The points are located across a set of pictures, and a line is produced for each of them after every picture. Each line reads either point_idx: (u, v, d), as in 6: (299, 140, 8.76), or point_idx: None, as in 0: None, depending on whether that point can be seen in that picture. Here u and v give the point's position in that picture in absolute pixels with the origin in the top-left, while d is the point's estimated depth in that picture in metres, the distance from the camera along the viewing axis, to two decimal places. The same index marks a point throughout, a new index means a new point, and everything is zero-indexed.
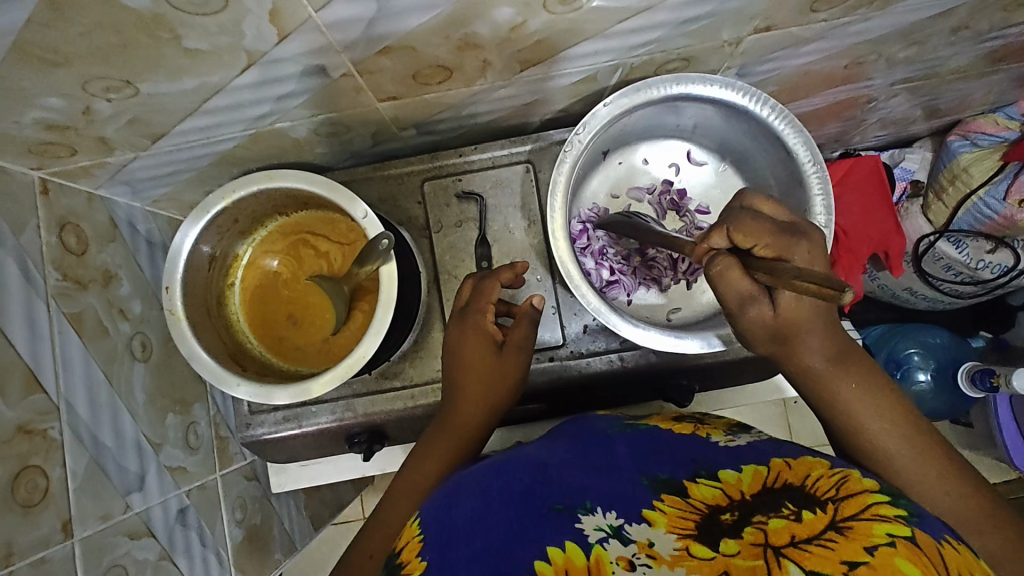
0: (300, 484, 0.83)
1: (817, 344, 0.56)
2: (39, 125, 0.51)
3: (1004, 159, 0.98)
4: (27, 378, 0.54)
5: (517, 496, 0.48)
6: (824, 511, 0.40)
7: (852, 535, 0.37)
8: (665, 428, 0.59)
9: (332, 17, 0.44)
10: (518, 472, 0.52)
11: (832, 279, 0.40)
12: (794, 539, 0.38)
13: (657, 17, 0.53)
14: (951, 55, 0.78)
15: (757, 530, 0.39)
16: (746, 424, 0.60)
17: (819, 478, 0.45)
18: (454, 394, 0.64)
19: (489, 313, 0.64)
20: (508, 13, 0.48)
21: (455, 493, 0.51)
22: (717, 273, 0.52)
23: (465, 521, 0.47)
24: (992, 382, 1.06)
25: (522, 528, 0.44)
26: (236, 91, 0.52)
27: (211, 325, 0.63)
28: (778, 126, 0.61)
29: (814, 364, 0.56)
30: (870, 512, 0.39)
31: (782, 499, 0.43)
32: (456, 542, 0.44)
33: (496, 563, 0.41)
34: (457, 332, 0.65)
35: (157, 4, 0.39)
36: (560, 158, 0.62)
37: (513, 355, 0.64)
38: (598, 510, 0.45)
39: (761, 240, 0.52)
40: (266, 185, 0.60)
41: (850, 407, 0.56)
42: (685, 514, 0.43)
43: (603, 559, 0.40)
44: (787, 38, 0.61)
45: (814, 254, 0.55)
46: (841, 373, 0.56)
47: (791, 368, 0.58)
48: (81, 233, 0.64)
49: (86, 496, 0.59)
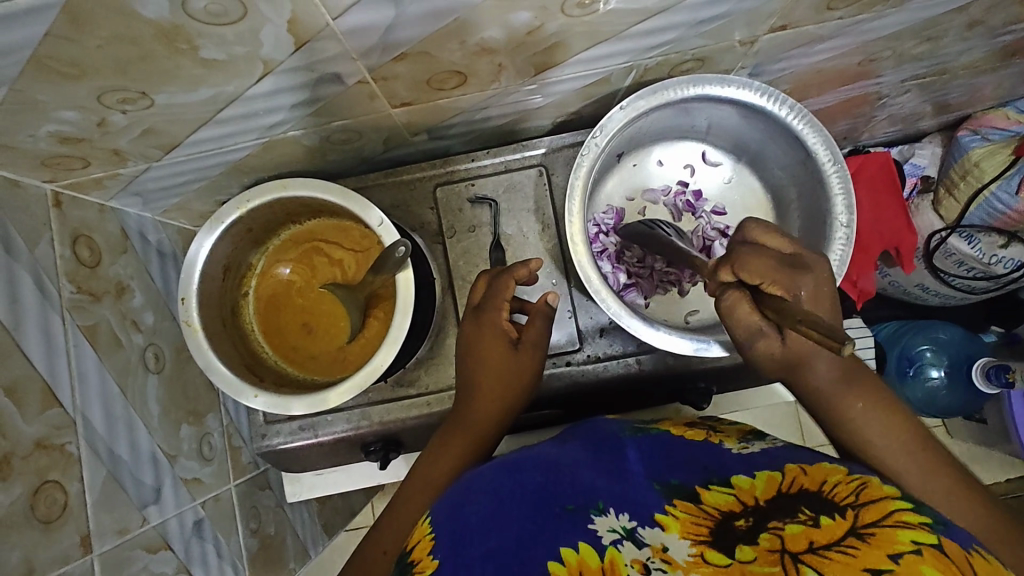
0: (315, 494, 0.82)
1: (824, 363, 0.56)
2: (53, 138, 0.50)
3: (1016, 152, 0.96)
4: (44, 393, 0.54)
5: (529, 497, 0.48)
6: (843, 517, 0.39)
7: (874, 541, 0.36)
8: (677, 433, 0.58)
9: (349, 24, 0.43)
10: (529, 471, 0.52)
11: (833, 332, 0.38)
12: (812, 545, 0.37)
13: (673, 18, 0.52)
14: (964, 51, 0.77)
15: (772, 535, 0.39)
16: (761, 431, 0.59)
17: (837, 484, 0.44)
18: (469, 394, 0.63)
19: (504, 311, 0.63)
20: (525, 17, 0.47)
21: (464, 492, 0.51)
22: (727, 307, 0.53)
23: (478, 519, 0.46)
24: (1008, 378, 1.06)
25: (538, 527, 0.44)
26: (252, 100, 0.52)
27: (226, 335, 0.63)
28: (798, 126, 0.61)
29: (819, 382, 0.56)
30: (892, 518, 0.38)
31: (798, 505, 0.42)
32: (470, 540, 0.44)
33: (512, 563, 0.41)
34: (472, 330, 0.65)
35: (175, 14, 0.38)
36: (577, 161, 0.62)
37: (529, 352, 0.64)
38: (611, 511, 0.46)
39: (768, 277, 0.51)
40: (280, 194, 0.59)
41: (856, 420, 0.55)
42: (699, 519, 0.43)
43: (618, 561, 0.40)
44: (802, 36, 0.61)
45: (819, 289, 0.54)
46: (848, 389, 0.56)
47: (799, 388, 0.58)
48: (93, 245, 0.64)
49: (104, 510, 0.58)
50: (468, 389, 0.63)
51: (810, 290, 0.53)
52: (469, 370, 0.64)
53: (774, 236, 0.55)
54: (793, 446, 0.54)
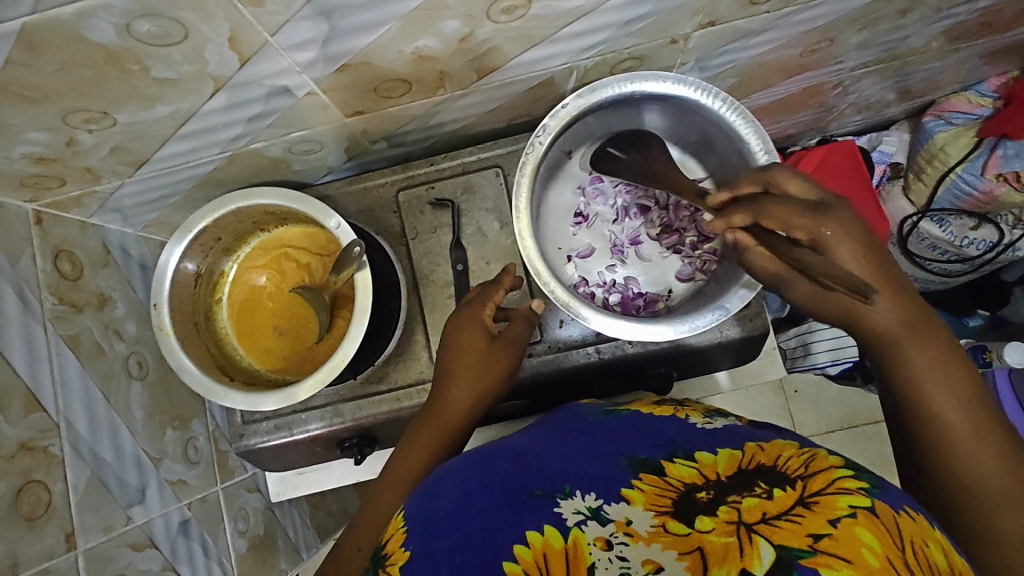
0: (298, 492, 0.89)
1: (884, 306, 0.49)
2: (28, 159, 0.54)
3: (979, 135, 0.98)
4: (27, 398, 0.57)
5: (496, 485, 0.45)
6: (793, 487, 0.39)
7: (818, 508, 0.37)
8: (645, 411, 0.56)
9: (287, 40, 0.47)
10: (497, 462, 0.48)
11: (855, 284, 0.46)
12: (765, 516, 0.37)
13: (600, 19, 0.56)
14: (907, 36, 0.80)
15: (731, 508, 0.39)
16: (725, 410, 0.59)
17: (790, 456, 0.44)
18: (445, 381, 0.64)
19: (487, 308, 0.66)
20: (454, 25, 0.51)
21: (433, 485, 0.48)
22: (785, 285, 0.52)
23: (445, 513, 0.43)
24: (985, 358, 1.04)
25: (502, 516, 0.41)
26: (208, 115, 0.55)
27: (198, 338, 0.66)
28: (730, 116, 0.64)
29: (885, 327, 0.49)
30: (836, 486, 0.39)
31: (754, 478, 0.42)
32: (440, 532, 0.42)
33: (480, 552, 0.39)
34: (455, 320, 0.66)
35: (122, 37, 0.42)
36: (523, 159, 0.65)
37: (505, 347, 0.65)
38: (577, 493, 0.43)
39: (792, 225, 0.51)
40: (244, 203, 0.63)
41: (917, 372, 0.48)
42: (664, 492, 0.43)
43: (581, 541, 0.39)
44: (733, 31, 0.65)
45: (852, 224, 0.50)
46: (921, 336, 0.48)
47: (860, 333, 0.51)
48: (75, 259, 0.68)
49: (89, 509, 0.61)
50: (442, 377, 0.64)
51: (838, 230, 0.50)
52: (446, 359, 0.65)
53: (798, 183, 0.54)
54: (756, 426, 0.53)
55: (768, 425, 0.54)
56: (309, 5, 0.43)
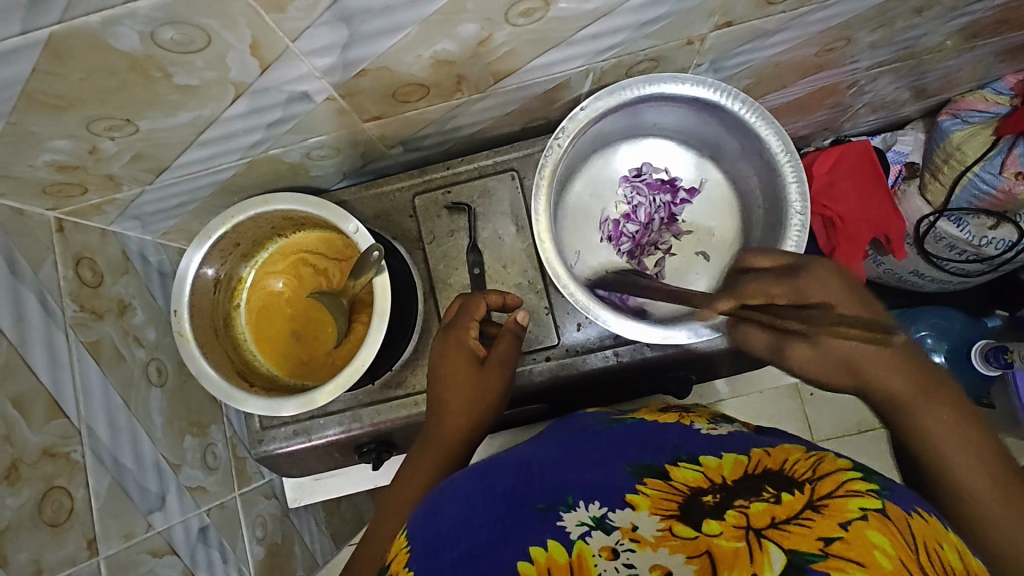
0: (313, 497, 0.93)
1: (896, 370, 0.53)
2: (51, 167, 0.55)
3: (997, 133, 0.95)
4: (50, 403, 0.58)
5: (501, 496, 0.45)
6: (801, 492, 0.39)
7: (828, 512, 0.36)
8: (651, 420, 0.55)
9: (308, 46, 0.47)
10: (502, 473, 0.48)
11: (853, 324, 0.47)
12: (774, 520, 0.37)
13: (617, 21, 0.56)
14: (923, 35, 0.79)
15: (738, 513, 0.38)
16: (730, 415, 0.58)
17: (796, 461, 0.43)
18: (437, 411, 0.64)
19: (472, 331, 0.65)
20: (472, 29, 0.51)
21: (439, 498, 0.47)
22: (741, 338, 0.59)
23: (450, 526, 0.43)
24: (1007, 359, 0.99)
25: (506, 527, 0.41)
26: (229, 121, 0.56)
27: (217, 344, 0.66)
28: (750, 117, 0.64)
29: (894, 388, 0.53)
30: (845, 489, 0.38)
31: (762, 483, 0.41)
32: (444, 545, 0.41)
33: (484, 567, 0.38)
34: (439, 350, 0.66)
35: (146, 45, 0.43)
36: (541, 161, 0.65)
37: (497, 369, 0.65)
38: (581, 504, 0.42)
39: (773, 294, 0.57)
40: (262, 209, 0.63)
41: (931, 432, 0.51)
42: (670, 496, 0.42)
43: (586, 554, 0.38)
44: (750, 31, 0.64)
45: (825, 288, 0.57)
46: (930, 400, 0.52)
47: (868, 392, 0.55)
48: (95, 267, 0.68)
49: (110, 515, 0.61)
50: (435, 403, 0.65)
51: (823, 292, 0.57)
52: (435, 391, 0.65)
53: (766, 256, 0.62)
54: (764, 432, 0.52)
55: (775, 431, 0.54)
56: (330, 9, 0.43)
